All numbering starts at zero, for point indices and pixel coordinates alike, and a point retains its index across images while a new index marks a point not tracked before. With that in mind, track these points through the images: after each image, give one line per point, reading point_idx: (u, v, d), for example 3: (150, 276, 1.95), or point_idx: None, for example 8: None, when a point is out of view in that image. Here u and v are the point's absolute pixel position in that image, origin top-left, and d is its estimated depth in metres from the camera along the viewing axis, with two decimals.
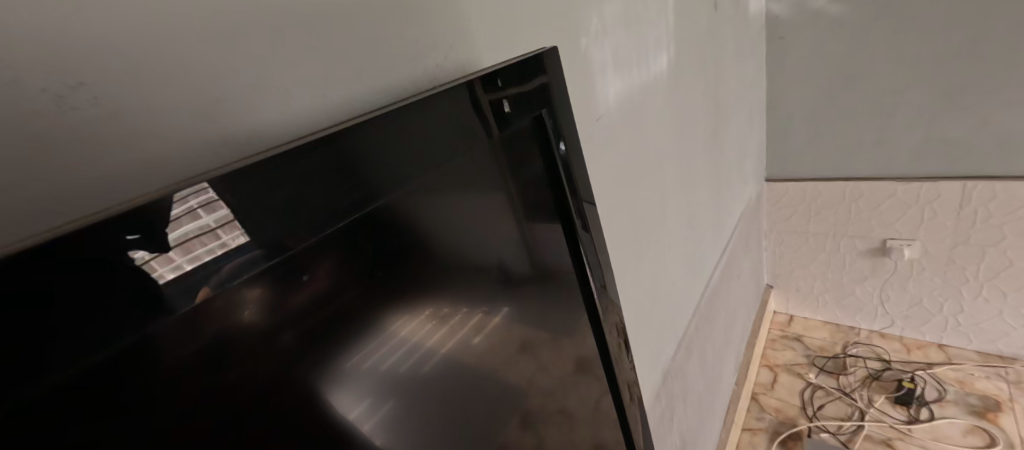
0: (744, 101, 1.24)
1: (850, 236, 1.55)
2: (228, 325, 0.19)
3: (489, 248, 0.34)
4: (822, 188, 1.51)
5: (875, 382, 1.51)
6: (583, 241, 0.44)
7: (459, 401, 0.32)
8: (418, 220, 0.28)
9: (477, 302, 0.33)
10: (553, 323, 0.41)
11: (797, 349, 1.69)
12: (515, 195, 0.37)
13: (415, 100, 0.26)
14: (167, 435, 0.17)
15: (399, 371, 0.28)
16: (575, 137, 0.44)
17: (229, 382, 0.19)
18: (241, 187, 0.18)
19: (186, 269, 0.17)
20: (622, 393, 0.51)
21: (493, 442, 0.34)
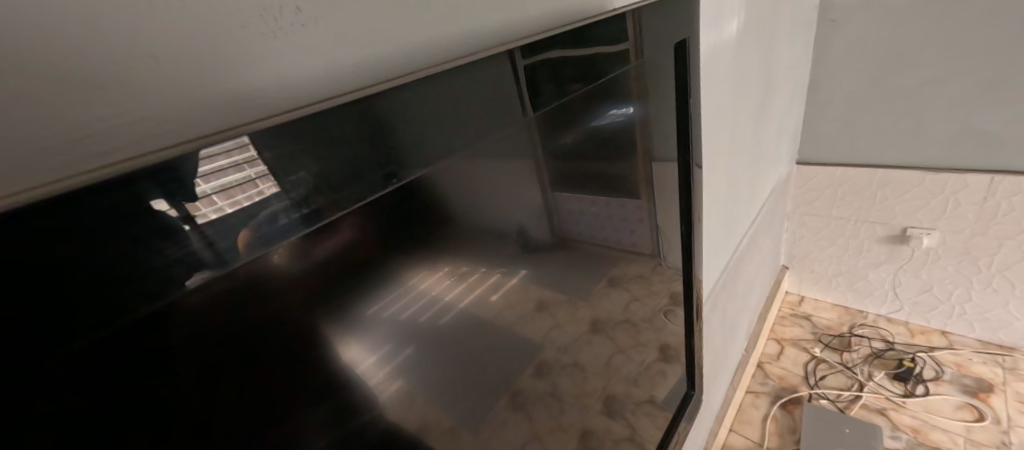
0: (790, 78, 1.22)
1: (870, 222, 1.53)
2: (260, 267, 0.20)
3: (509, 214, 0.36)
4: (850, 176, 1.49)
5: (876, 359, 1.55)
6: (603, 203, 0.46)
7: (474, 353, 0.34)
8: (444, 186, 0.29)
9: (496, 263, 0.35)
10: (570, 287, 0.43)
11: (804, 327, 1.73)
12: (543, 164, 0.38)
13: (453, 69, 0.27)
14: (195, 369, 0.19)
15: (418, 322, 0.29)
16: (612, 107, 0.44)
17: (256, 320, 0.20)
18: (276, 143, 0.19)
19: (227, 212, 0.18)
20: (630, 355, 0.54)
21: (510, 385, 0.37)
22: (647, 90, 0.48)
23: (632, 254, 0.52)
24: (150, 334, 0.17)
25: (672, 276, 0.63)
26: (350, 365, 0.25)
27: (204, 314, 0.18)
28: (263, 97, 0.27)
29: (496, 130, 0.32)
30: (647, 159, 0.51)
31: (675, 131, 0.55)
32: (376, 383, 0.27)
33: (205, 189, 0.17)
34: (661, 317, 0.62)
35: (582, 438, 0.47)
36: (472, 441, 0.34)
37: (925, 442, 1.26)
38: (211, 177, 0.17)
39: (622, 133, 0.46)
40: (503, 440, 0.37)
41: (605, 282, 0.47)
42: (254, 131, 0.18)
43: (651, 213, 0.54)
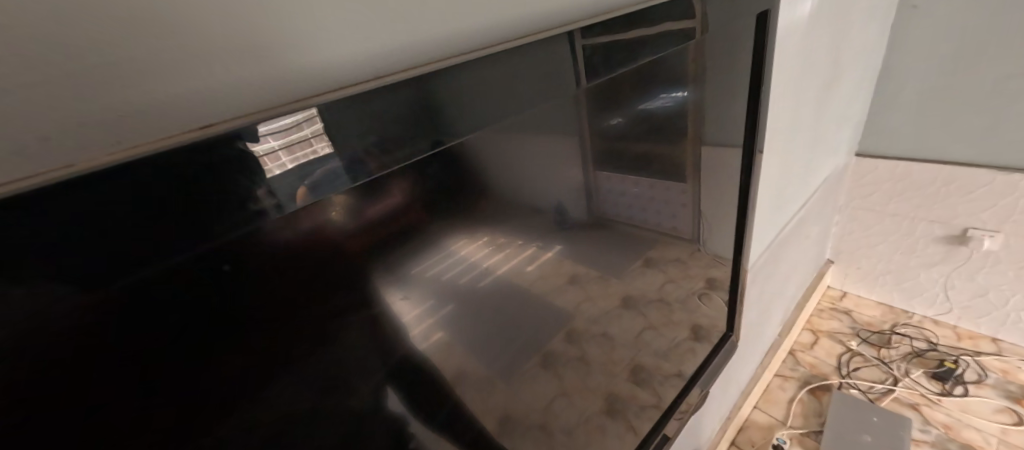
0: (860, 66, 1.14)
1: (928, 221, 1.40)
2: (320, 222, 0.22)
3: (550, 190, 0.37)
4: (914, 171, 1.35)
5: (917, 357, 1.44)
6: (642, 181, 0.45)
7: (507, 319, 0.35)
8: (486, 161, 0.30)
9: (533, 236, 0.37)
10: (603, 263, 0.43)
11: (843, 321, 1.61)
12: (588, 140, 0.38)
13: (509, 49, 0.29)
14: (261, 312, 0.21)
15: (457, 282, 0.31)
16: (665, 85, 0.43)
17: (316, 268, 0.23)
18: (338, 114, 0.21)
19: (287, 170, 0.19)
20: (660, 331, 0.55)
21: (539, 348, 0.38)
22: (704, 72, 0.47)
23: (671, 237, 0.52)
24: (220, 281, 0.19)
25: (709, 260, 0.62)
26: (394, 317, 0.28)
27: (274, 260, 0.21)
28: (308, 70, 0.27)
29: (544, 103, 0.33)
30: (697, 143, 0.50)
31: (728, 110, 0.53)
32: (416, 336, 0.29)
33: (271, 145, 0.18)
34: (695, 298, 0.62)
35: (606, 402, 0.49)
36: (505, 389, 0.37)
37: (957, 439, 1.19)
38: (279, 134, 0.18)
39: (671, 117, 0.45)
40: (530, 397, 0.39)
41: (640, 263, 0.48)
42: (322, 102, 0.20)
43: (695, 199, 0.54)
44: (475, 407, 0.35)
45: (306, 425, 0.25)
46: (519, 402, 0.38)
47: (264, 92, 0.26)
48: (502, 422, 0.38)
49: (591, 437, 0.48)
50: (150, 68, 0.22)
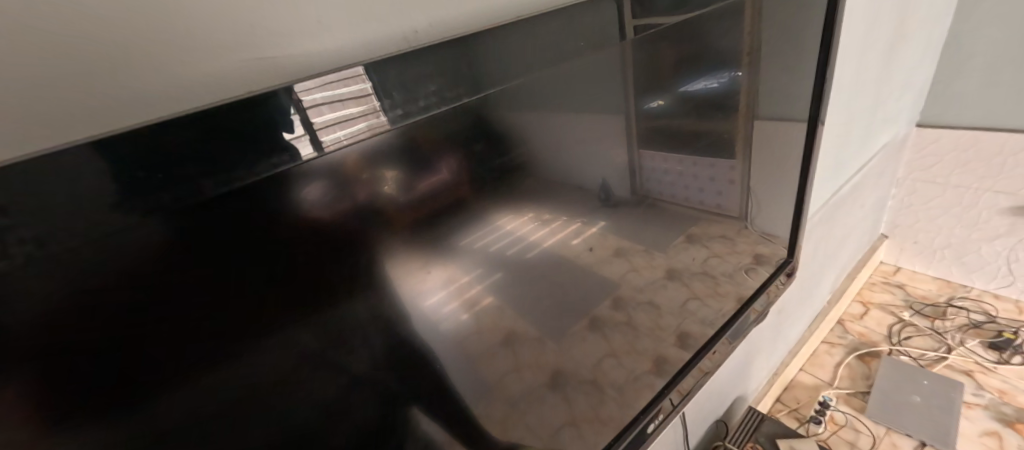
0: (925, 31, 1.05)
1: (994, 191, 1.25)
2: (376, 193, 0.25)
3: (593, 168, 0.38)
4: (981, 141, 1.22)
5: (972, 328, 1.29)
6: (687, 158, 0.45)
7: (546, 292, 0.37)
8: (530, 138, 0.32)
9: (576, 213, 0.38)
10: (647, 239, 0.44)
11: (895, 294, 1.45)
12: (632, 118, 0.39)
13: (559, 11, 0.31)
14: (316, 276, 0.24)
15: (506, 254, 0.34)
16: (720, 61, 0.43)
17: (373, 237, 0.26)
18: (383, 69, 0.24)
19: (343, 154, 0.23)
20: (705, 301, 0.55)
21: (587, 311, 0.40)
22: (759, 48, 0.46)
23: (715, 214, 0.52)
24: (262, 246, 0.22)
25: (756, 237, 0.62)
26: (443, 282, 0.30)
27: (330, 225, 0.24)
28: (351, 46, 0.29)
29: (586, 54, 0.33)
30: (750, 116, 0.50)
31: (777, 66, 0.50)
32: (447, 305, 0.31)
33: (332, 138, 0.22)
34: (742, 272, 0.61)
35: (654, 364, 0.50)
36: (555, 348, 0.38)
37: (1012, 403, 1.07)
38: (348, 137, 0.23)
39: (718, 99, 0.45)
40: (578, 359, 0.41)
41: (683, 239, 0.49)
42: (366, 61, 0.23)
43: (743, 176, 0.53)
44: (528, 362, 0.37)
45: (318, 372, 0.25)
46: (569, 360, 0.40)
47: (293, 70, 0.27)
48: (554, 379, 0.39)
49: (640, 396, 0.49)
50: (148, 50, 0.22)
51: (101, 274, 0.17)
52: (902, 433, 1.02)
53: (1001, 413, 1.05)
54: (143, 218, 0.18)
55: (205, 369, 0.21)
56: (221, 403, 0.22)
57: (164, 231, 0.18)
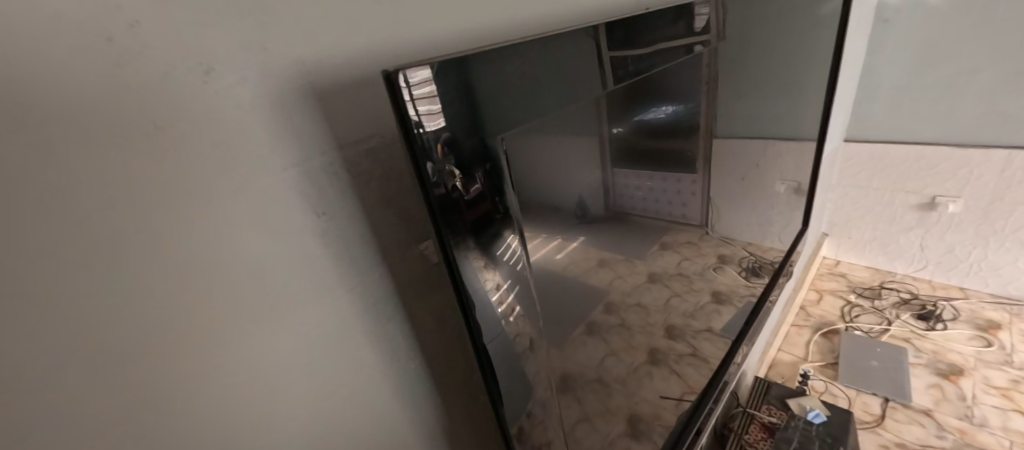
0: (848, 65, 1.24)
1: (905, 191, 1.50)
2: (454, 188, 0.26)
3: (570, 187, 0.39)
4: (891, 151, 1.46)
5: (904, 304, 1.51)
6: (654, 171, 0.50)
7: (545, 305, 0.38)
8: (517, 160, 0.32)
9: (557, 228, 0.38)
10: (628, 246, 0.48)
11: (839, 282, 1.64)
12: (604, 140, 0.42)
13: (543, 41, 0.32)
14: (461, 238, 0.28)
15: (516, 268, 0.33)
16: (681, 89, 0.50)
17: (467, 222, 0.28)
18: (446, 79, 0.25)
19: (433, 127, 0.24)
20: (684, 297, 0.59)
21: (584, 318, 0.42)
22: (717, 77, 0.55)
23: (682, 224, 0.57)
24: (443, 205, 0.26)
25: (718, 241, 0.68)
26: (486, 292, 0.30)
27: (451, 204, 0.26)
28: (321, 96, 0.26)
29: (572, 102, 0.36)
30: (710, 136, 0.57)
31: (739, 79, 0.59)
32: (500, 307, 0.32)
33: (423, 116, 0.24)
34: (710, 271, 0.66)
35: (648, 355, 0.53)
36: (558, 356, 0.40)
37: (944, 360, 1.28)
38: (428, 117, 0.24)
39: (672, 126, 0.51)
40: (582, 361, 0.43)
41: (657, 247, 0.53)
42: (439, 60, 0.24)
43: (704, 187, 0.60)
44: (543, 369, 0.38)
45: (474, 310, 0.30)
46: (574, 364, 0.42)
47: (262, 126, 0.23)
48: (562, 382, 0.41)
49: (640, 381, 0.53)
50: (155, 92, 0.19)
51: (427, 193, 0.25)
52: (869, 393, 1.20)
53: (937, 369, 1.25)
54: (420, 159, 0.25)
55: (459, 274, 0.29)
56: (478, 299, 0.30)
57: (427, 170, 0.25)
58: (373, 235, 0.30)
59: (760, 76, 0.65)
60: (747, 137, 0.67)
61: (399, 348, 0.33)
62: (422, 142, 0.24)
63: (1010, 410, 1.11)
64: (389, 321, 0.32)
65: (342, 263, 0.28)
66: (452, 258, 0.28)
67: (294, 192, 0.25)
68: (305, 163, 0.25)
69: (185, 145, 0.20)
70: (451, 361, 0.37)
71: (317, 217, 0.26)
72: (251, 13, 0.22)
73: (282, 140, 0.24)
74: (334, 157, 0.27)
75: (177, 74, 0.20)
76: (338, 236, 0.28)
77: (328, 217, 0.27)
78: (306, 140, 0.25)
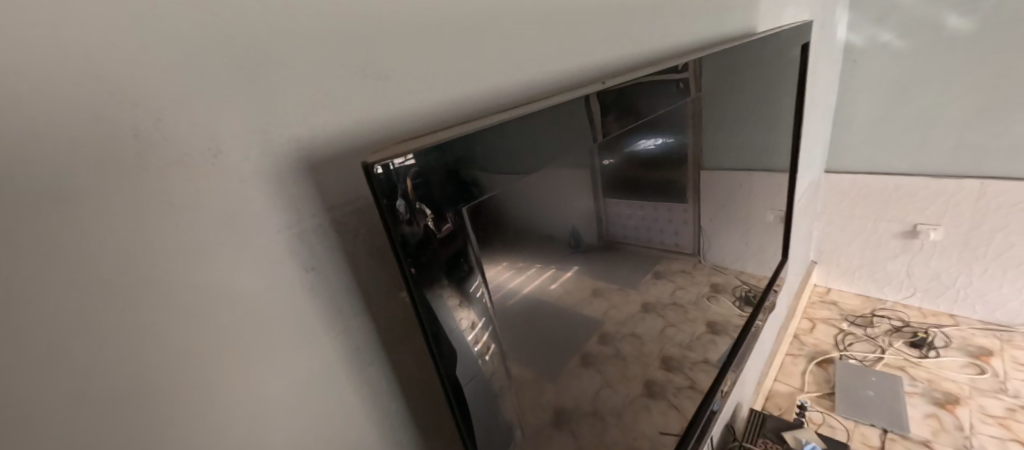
0: (821, 101, 1.29)
1: (885, 219, 1.53)
2: (426, 227, 0.25)
3: (564, 218, 0.40)
4: (871, 181, 1.50)
5: (896, 332, 1.49)
6: (645, 199, 0.50)
7: (536, 333, 0.37)
8: (515, 206, 0.33)
9: (550, 260, 0.38)
10: (619, 275, 0.47)
11: (832, 310, 1.63)
12: (596, 171, 0.43)
13: (541, 113, 0.34)
14: (434, 279, 0.27)
15: (490, 301, 0.33)
16: (670, 124, 0.51)
17: (439, 262, 0.27)
18: (426, 161, 0.25)
19: (403, 165, 0.24)
20: (681, 327, 0.59)
21: (578, 350, 0.42)
22: (701, 112, 0.56)
23: (675, 252, 0.58)
24: (415, 247, 0.25)
25: (711, 269, 0.68)
26: (463, 330, 0.29)
27: (422, 245, 0.25)
28: (322, 147, 0.25)
29: (570, 149, 0.38)
30: (697, 167, 0.59)
31: (720, 116, 0.61)
32: (476, 346, 0.31)
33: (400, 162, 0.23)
34: (704, 300, 0.66)
35: (645, 388, 0.52)
36: (551, 388, 0.39)
37: (939, 388, 1.25)
38: (402, 159, 0.24)
39: (661, 158, 0.52)
40: (578, 394, 0.42)
41: (650, 275, 0.53)
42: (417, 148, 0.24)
43: (694, 217, 0.61)
44: (531, 404, 0.37)
45: (451, 352, 0.29)
46: (569, 396, 0.41)
47: (259, 181, 0.23)
48: (556, 416, 0.40)
49: (636, 418, 0.52)
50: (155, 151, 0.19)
51: (399, 236, 0.24)
52: (868, 423, 1.17)
53: (933, 397, 1.23)
54: (390, 201, 0.23)
55: (435, 317, 0.27)
56: (455, 341, 0.29)
57: (398, 212, 0.24)
58: (367, 281, 0.29)
59: (737, 115, 0.67)
60: (731, 172, 0.68)
61: (382, 396, 0.31)
62: (398, 183, 0.23)
63: (1008, 440, 1.09)
64: (373, 371, 0.31)
65: (329, 314, 0.27)
66: (426, 301, 0.27)
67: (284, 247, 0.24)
68: (297, 218, 0.25)
69: (183, 204, 0.20)
70: (435, 407, 0.36)
71: (303, 270, 0.25)
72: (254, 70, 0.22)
73: (283, 204, 0.24)
74: (322, 218, 0.26)
75: (193, 161, 0.20)
76: (324, 289, 0.27)
77: (316, 272, 0.26)
78: (298, 194, 0.24)
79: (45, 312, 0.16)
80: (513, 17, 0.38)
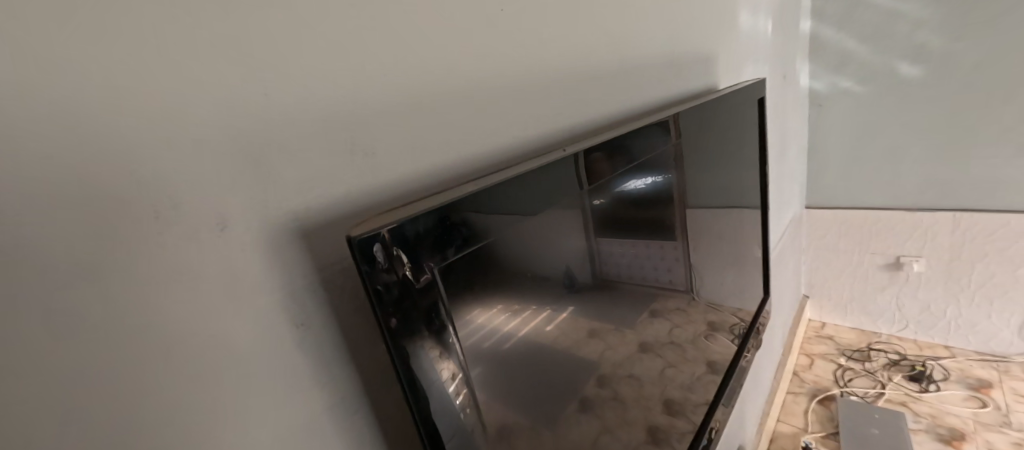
0: (793, 142, 1.34)
1: (869, 252, 1.55)
2: (410, 283, 0.25)
3: (558, 258, 0.40)
4: (849, 215, 1.54)
5: (894, 365, 1.46)
6: (635, 237, 0.51)
7: (529, 376, 0.36)
8: (509, 250, 0.34)
9: (546, 301, 0.38)
10: (616, 317, 0.47)
11: (829, 344, 1.60)
12: (586, 212, 0.44)
13: (535, 169, 0.35)
14: (416, 335, 0.26)
15: (482, 347, 0.32)
16: (657, 166, 0.54)
17: (422, 318, 0.26)
18: (408, 229, 0.25)
19: (386, 228, 0.24)
20: (681, 367, 0.58)
21: (576, 394, 0.41)
22: (683, 155, 0.59)
23: (669, 289, 0.58)
24: (397, 305, 0.25)
25: (705, 307, 0.68)
26: (446, 384, 0.29)
27: (404, 303, 0.25)
28: (319, 207, 0.26)
29: (563, 194, 0.39)
30: (683, 205, 0.60)
31: (699, 157, 0.64)
32: (458, 398, 0.30)
33: (385, 227, 0.24)
34: (702, 339, 0.65)
35: (647, 432, 0.51)
36: (549, 436, 0.38)
37: (944, 424, 1.21)
38: (387, 225, 0.24)
39: (651, 196, 0.54)
40: (575, 440, 0.41)
41: (647, 314, 0.52)
42: (389, 229, 0.24)
43: (684, 255, 0.61)
44: None
45: (434, 408, 0.28)
46: (568, 444, 0.40)
47: (256, 244, 0.23)
48: None
49: None
50: (163, 222, 0.19)
51: (380, 297, 0.24)
52: None
53: (938, 434, 1.18)
54: (373, 262, 0.23)
55: (417, 373, 0.27)
56: (438, 396, 0.28)
57: (380, 274, 0.24)
58: (358, 335, 0.29)
59: (715, 158, 0.69)
60: (714, 211, 0.70)
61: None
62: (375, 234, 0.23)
63: None
64: (359, 427, 0.30)
65: (317, 372, 0.27)
66: (408, 358, 0.26)
67: (277, 308, 0.24)
68: (290, 277, 0.25)
69: (184, 273, 0.20)
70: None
71: (294, 328, 0.25)
72: (258, 137, 0.23)
73: (277, 263, 0.24)
74: (314, 278, 0.26)
75: (198, 234, 0.20)
76: (313, 346, 0.26)
77: (307, 328, 0.26)
78: (293, 252, 0.25)
79: (27, 415, 0.16)
80: (501, 77, 0.40)
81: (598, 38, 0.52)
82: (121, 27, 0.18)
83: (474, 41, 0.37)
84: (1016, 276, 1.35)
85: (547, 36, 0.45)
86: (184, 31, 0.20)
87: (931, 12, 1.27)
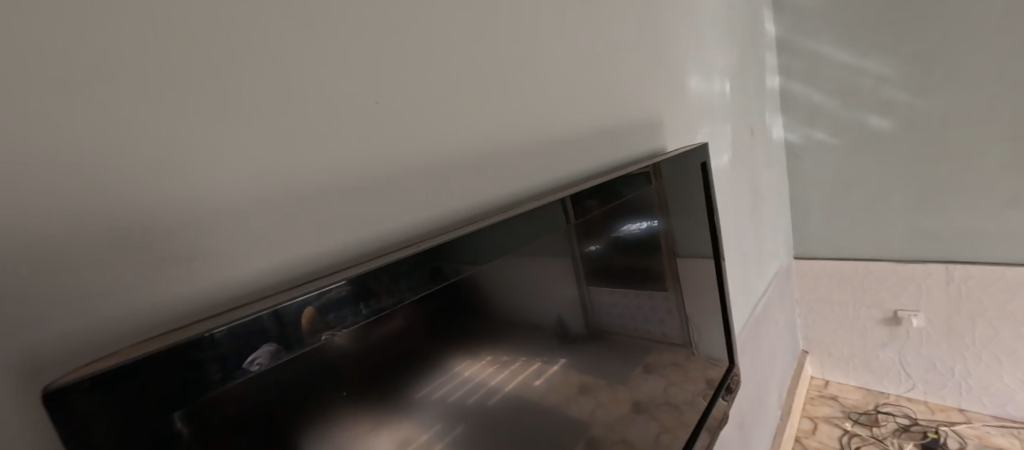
0: (770, 197, 1.36)
1: (865, 305, 1.49)
2: (253, 393, 0.18)
3: (550, 305, 0.39)
4: (833, 266, 1.52)
5: (905, 432, 1.35)
6: (626, 283, 0.50)
7: (517, 433, 0.35)
8: (495, 293, 0.33)
9: (537, 352, 0.37)
10: (610, 372, 0.45)
11: (832, 405, 1.52)
12: (577, 258, 0.43)
13: (525, 212, 0.35)
14: None
15: (466, 403, 0.30)
16: (647, 209, 0.54)
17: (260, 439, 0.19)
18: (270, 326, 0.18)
19: (235, 326, 0.17)
20: (676, 434, 0.54)
21: None
22: (667, 203, 0.58)
23: (664, 343, 0.55)
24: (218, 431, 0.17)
25: (705, 362, 0.65)
26: None
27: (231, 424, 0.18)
28: (302, 261, 0.29)
29: (552, 237, 0.39)
30: (672, 255, 0.59)
31: (686, 203, 0.63)
32: None
33: (230, 327, 0.17)
34: (701, 398, 0.62)
35: None
36: None
37: None
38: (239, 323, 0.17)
39: (644, 241, 0.54)
40: None
41: (640, 369, 0.50)
42: (247, 321, 0.17)
43: (679, 306, 0.60)
44: None
45: None
46: None
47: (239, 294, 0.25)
48: None
49: None
50: (149, 266, 0.22)
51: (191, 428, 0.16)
52: None
53: None
54: (199, 380, 0.16)
55: None
56: None
57: (203, 395, 0.16)
58: None
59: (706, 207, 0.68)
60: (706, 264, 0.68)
61: None
62: (175, 350, 0.15)
63: None
64: None
65: None
66: None
67: None
68: None
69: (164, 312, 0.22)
70: None
71: None
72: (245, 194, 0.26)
73: None
74: None
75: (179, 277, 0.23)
76: None
77: None
78: None
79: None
80: (480, 139, 0.44)
81: (558, 99, 0.55)
82: (113, 103, 0.21)
83: (438, 103, 0.39)
84: (1022, 334, 1.29)
85: (526, 104, 0.50)
86: (182, 104, 0.23)
87: (891, 70, 1.32)
